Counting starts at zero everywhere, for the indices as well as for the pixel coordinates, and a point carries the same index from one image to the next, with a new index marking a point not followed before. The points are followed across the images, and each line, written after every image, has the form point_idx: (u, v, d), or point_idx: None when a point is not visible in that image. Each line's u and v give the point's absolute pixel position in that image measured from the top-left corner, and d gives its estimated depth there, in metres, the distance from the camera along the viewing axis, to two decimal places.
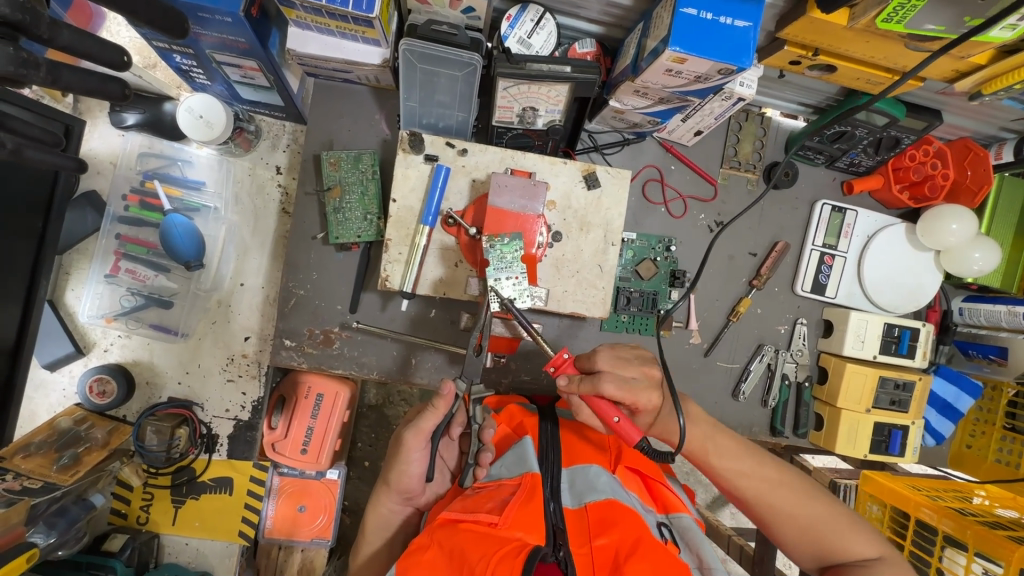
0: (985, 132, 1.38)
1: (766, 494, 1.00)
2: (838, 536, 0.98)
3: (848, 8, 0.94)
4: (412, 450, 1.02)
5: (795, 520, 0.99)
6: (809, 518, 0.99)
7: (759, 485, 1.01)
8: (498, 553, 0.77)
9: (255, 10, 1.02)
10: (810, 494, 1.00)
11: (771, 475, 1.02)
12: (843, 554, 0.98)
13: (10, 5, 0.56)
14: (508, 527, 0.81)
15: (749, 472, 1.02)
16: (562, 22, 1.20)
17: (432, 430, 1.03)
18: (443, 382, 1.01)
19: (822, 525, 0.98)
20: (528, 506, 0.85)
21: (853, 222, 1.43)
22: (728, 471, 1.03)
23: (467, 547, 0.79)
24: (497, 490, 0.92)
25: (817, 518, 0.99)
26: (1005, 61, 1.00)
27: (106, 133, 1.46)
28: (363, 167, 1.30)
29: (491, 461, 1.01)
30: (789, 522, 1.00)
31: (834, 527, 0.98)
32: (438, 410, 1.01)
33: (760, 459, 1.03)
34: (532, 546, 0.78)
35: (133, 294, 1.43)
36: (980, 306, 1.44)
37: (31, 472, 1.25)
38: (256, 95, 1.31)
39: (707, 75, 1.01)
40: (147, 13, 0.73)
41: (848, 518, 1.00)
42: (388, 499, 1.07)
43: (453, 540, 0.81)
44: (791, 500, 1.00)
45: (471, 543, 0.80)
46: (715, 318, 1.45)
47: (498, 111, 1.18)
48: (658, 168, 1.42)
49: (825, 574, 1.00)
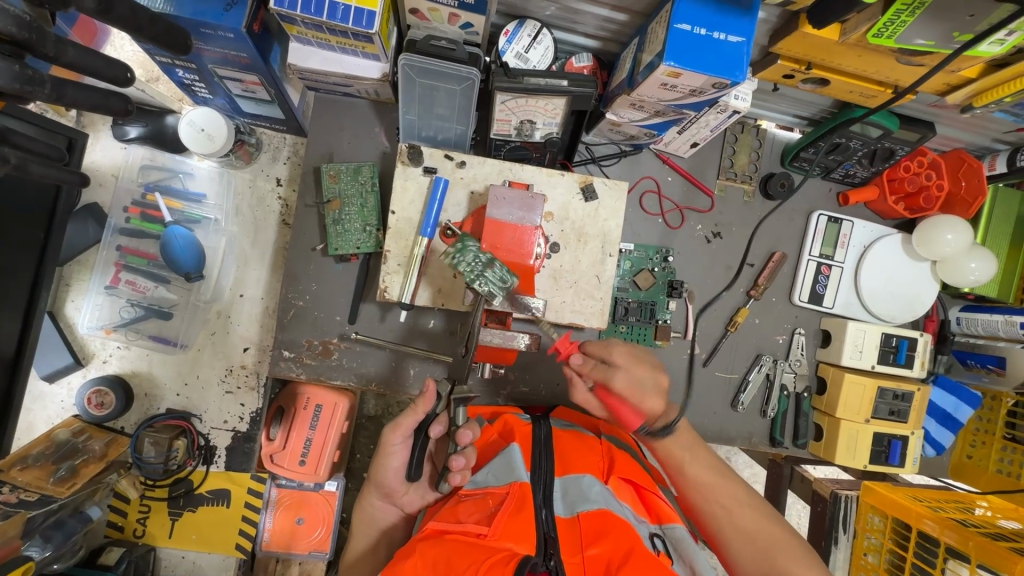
0: (978, 143, 1.39)
1: (733, 517, 1.03)
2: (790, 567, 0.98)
3: (840, 24, 0.96)
4: (391, 443, 1.03)
5: (753, 539, 1.01)
6: (768, 545, 1.00)
7: (711, 487, 1.05)
8: (488, 561, 0.77)
9: (257, 26, 1.04)
10: (771, 520, 1.03)
11: (740, 499, 1.05)
12: None
13: (18, 23, 0.58)
14: (497, 537, 0.82)
15: (706, 475, 1.06)
16: (560, 36, 1.21)
17: (412, 426, 1.04)
18: (425, 381, 1.03)
19: (784, 550, 0.99)
20: (519, 515, 0.86)
21: (849, 233, 1.44)
22: (701, 491, 1.06)
23: (454, 556, 0.79)
24: (486, 499, 0.92)
25: (774, 546, 1.00)
26: (995, 74, 1.01)
27: (108, 146, 1.47)
28: (362, 179, 1.31)
29: (463, 465, 1.00)
30: (744, 538, 1.01)
31: (790, 560, 0.98)
32: (419, 410, 1.03)
33: (733, 489, 1.06)
34: (522, 556, 0.79)
35: (133, 305, 1.43)
36: (977, 315, 1.44)
37: (28, 484, 1.25)
38: (257, 108, 1.33)
39: (702, 89, 1.02)
40: (151, 30, 0.75)
41: (792, 543, 1.01)
42: (371, 495, 1.09)
43: (439, 550, 0.81)
44: (754, 524, 1.02)
45: (458, 551, 0.80)
46: (713, 329, 1.46)
47: (496, 124, 1.20)
48: (656, 179, 1.44)
49: None
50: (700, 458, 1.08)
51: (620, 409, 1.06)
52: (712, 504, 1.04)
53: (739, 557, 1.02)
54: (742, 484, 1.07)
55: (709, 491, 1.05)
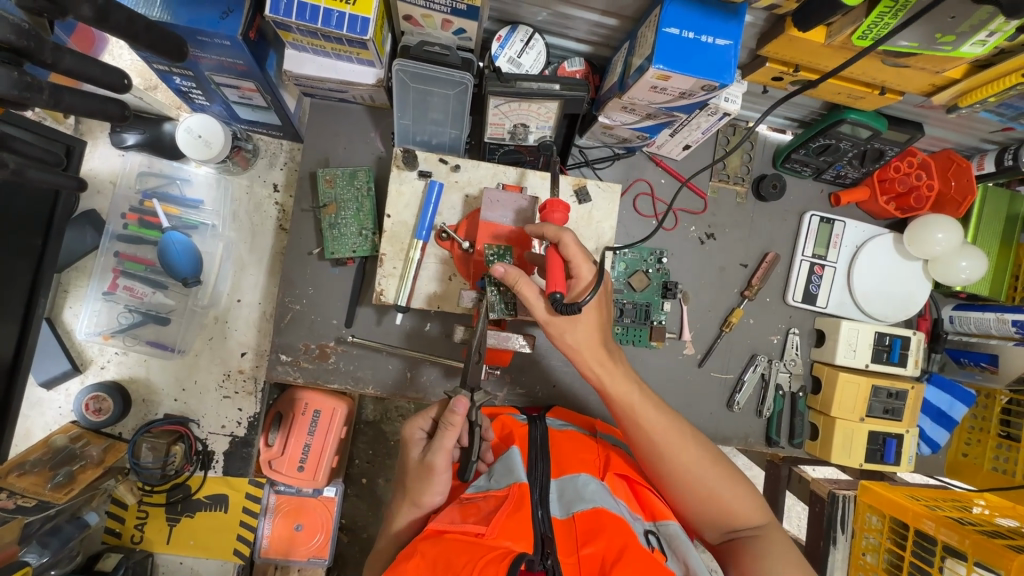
0: (967, 143, 1.41)
1: (675, 458, 1.02)
2: (734, 506, 1.01)
3: (825, 26, 0.98)
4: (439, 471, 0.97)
5: (696, 480, 1.01)
6: (713, 487, 1.02)
7: (654, 431, 1.03)
8: (483, 560, 0.77)
9: (253, 33, 1.06)
10: (714, 460, 1.04)
11: (683, 438, 1.03)
12: (733, 518, 1.01)
13: (16, 31, 0.59)
14: (495, 536, 0.82)
15: (650, 417, 1.04)
16: (552, 41, 1.23)
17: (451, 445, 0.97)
18: (457, 400, 0.94)
19: (727, 490, 1.02)
20: (517, 515, 0.86)
21: (841, 233, 1.45)
22: (643, 431, 1.03)
23: (451, 555, 0.79)
24: (486, 501, 0.92)
25: (719, 487, 1.02)
26: (979, 75, 1.03)
27: (106, 154, 1.48)
28: (358, 183, 1.32)
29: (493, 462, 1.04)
30: (687, 480, 1.01)
31: (733, 497, 1.02)
32: (455, 427, 0.95)
33: (675, 430, 1.04)
34: (517, 553, 0.79)
35: (130, 312, 1.44)
36: (969, 314, 1.45)
37: (26, 490, 1.25)
38: (254, 115, 1.34)
39: (691, 91, 1.04)
40: (148, 37, 0.77)
41: (735, 484, 1.03)
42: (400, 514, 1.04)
43: (436, 550, 0.81)
44: (697, 464, 1.02)
45: (456, 551, 0.80)
46: (707, 329, 1.47)
47: (490, 128, 1.21)
48: (649, 181, 1.45)
49: (718, 536, 1.03)
50: (642, 399, 1.05)
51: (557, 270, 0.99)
52: (654, 446, 1.03)
53: (682, 497, 1.03)
54: (685, 425, 1.06)
55: (651, 432, 1.03)
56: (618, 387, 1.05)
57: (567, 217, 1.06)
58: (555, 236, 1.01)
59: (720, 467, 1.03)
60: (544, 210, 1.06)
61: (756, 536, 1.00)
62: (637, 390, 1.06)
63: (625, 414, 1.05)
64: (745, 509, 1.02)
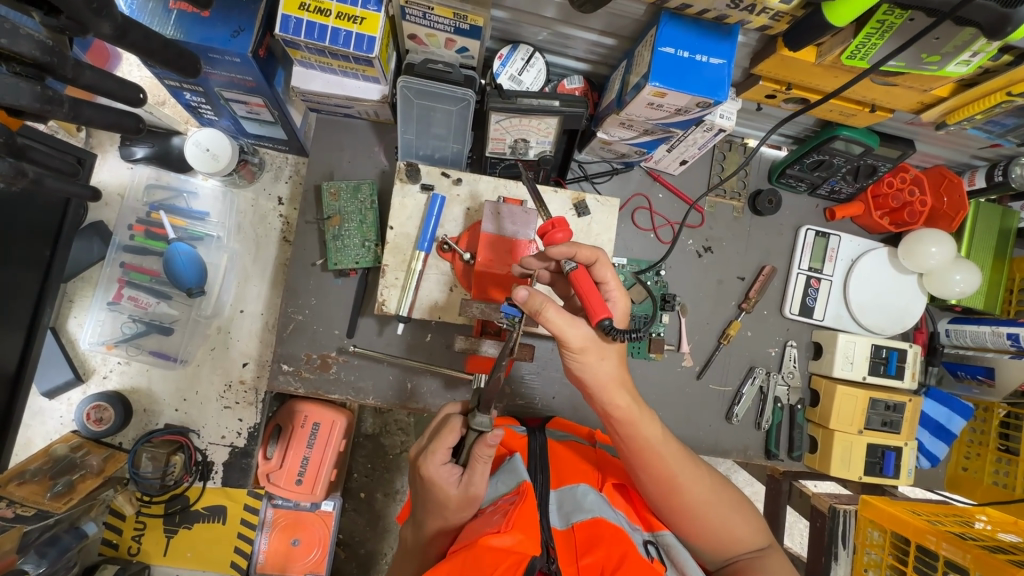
0: (958, 160, 1.44)
1: (690, 491, 0.98)
2: (743, 534, 1.01)
3: (816, 46, 1.01)
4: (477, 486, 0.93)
5: (709, 512, 0.99)
6: (725, 515, 1.00)
7: (672, 466, 0.98)
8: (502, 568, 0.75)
9: (262, 51, 1.09)
10: (722, 484, 1.03)
11: (695, 467, 1.01)
12: (740, 545, 1.01)
13: (41, 48, 0.62)
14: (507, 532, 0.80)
15: (669, 450, 0.98)
16: (552, 60, 1.27)
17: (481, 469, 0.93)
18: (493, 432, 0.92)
19: (736, 516, 1.01)
20: (529, 507, 0.86)
21: (836, 247, 1.47)
22: (659, 466, 0.97)
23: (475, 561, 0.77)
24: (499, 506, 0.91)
25: (730, 515, 1.01)
26: (966, 93, 1.07)
27: (115, 165, 1.51)
28: (361, 196, 1.35)
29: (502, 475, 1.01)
30: (700, 511, 0.99)
31: (742, 523, 1.01)
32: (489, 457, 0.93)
33: (687, 461, 1.00)
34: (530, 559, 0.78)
35: (135, 321, 1.46)
36: (965, 326, 1.47)
37: (25, 499, 1.26)
38: (261, 129, 1.38)
39: (687, 108, 1.07)
40: (162, 53, 0.80)
41: (742, 510, 1.02)
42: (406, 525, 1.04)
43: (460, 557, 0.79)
44: (710, 494, 1.00)
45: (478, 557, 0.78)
46: (706, 342, 1.48)
47: (491, 143, 1.25)
48: (646, 196, 1.48)
49: (720, 563, 1.02)
50: (659, 433, 0.99)
51: (589, 296, 0.92)
52: (672, 480, 0.97)
53: (693, 528, 0.99)
54: (694, 456, 1.03)
55: (669, 465, 0.97)
56: (638, 425, 0.97)
57: (570, 234, 1.04)
58: (588, 259, 1.00)
59: (729, 490, 1.03)
60: (547, 232, 1.02)
61: (760, 557, 1.01)
62: (655, 425, 0.99)
63: (634, 448, 0.98)
64: (752, 535, 1.02)
